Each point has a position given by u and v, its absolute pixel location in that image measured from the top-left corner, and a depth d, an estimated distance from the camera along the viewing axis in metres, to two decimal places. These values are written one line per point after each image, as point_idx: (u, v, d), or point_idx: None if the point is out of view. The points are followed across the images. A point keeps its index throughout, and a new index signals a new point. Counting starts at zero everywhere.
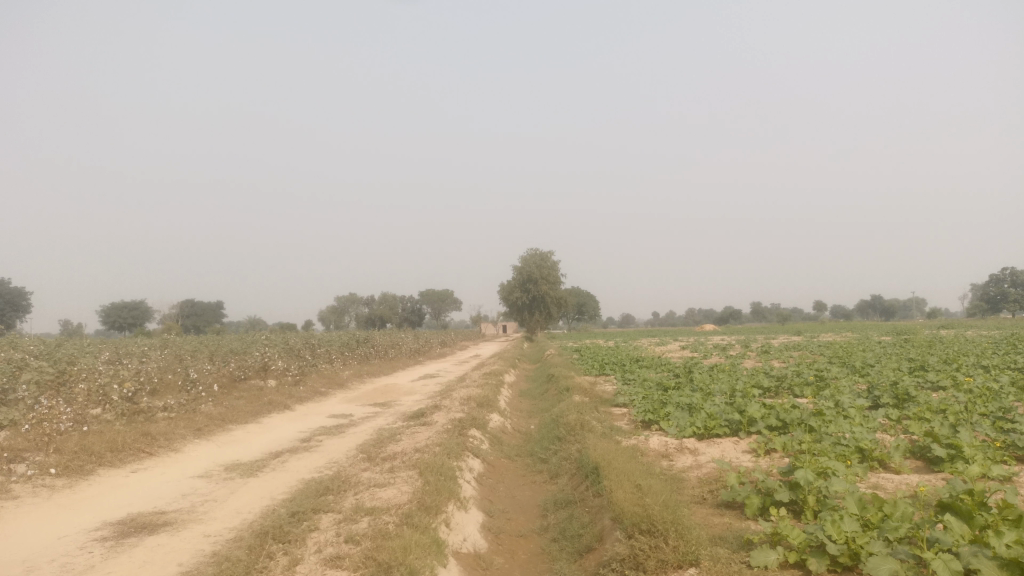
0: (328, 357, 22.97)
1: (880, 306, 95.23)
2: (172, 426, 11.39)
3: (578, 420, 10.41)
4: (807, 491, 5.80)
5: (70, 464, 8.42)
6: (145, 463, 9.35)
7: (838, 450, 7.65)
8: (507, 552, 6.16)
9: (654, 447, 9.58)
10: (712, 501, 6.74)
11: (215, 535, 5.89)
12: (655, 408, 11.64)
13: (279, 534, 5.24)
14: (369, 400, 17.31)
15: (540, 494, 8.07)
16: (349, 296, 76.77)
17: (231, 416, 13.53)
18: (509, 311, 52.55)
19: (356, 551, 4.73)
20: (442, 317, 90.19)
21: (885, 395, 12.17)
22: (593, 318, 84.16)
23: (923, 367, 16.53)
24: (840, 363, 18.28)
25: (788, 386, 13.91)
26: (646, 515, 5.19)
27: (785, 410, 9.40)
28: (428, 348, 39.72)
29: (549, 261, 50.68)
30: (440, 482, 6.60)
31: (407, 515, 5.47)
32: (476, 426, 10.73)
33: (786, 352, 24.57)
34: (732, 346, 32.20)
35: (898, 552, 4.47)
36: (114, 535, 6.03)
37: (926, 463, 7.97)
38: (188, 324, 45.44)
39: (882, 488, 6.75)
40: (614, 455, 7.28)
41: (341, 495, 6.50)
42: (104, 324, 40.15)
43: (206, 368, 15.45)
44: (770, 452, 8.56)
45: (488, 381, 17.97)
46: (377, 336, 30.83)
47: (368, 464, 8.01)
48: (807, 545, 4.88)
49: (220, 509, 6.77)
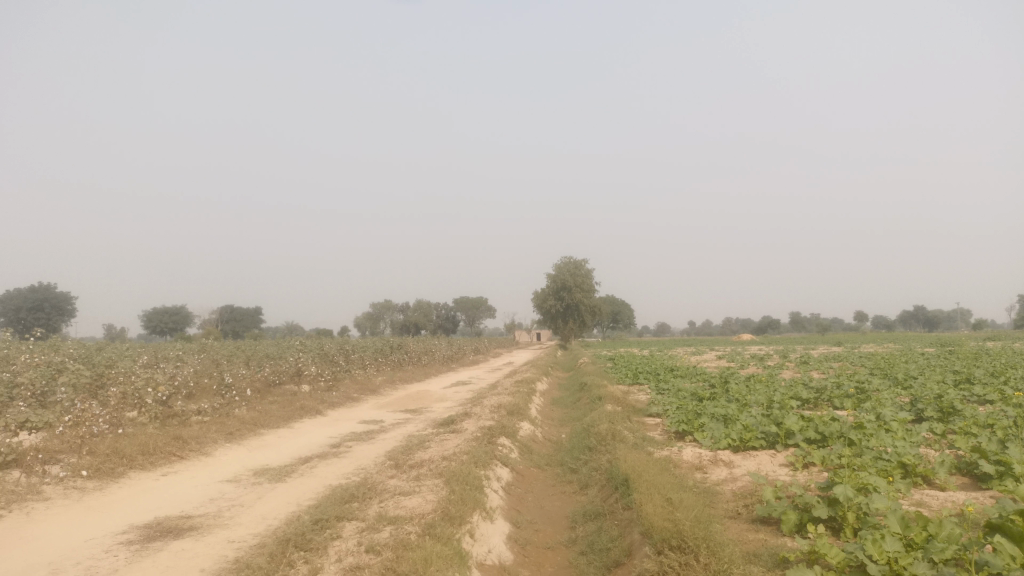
0: (362, 363, 23.04)
1: (924, 317, 93.00)
2: (205, 430, 11.45)
3: (609, 430, 10.23)
4: (847, 508, 5.57)
5: (101, 466, 8.47)
6: (175, 466, 9.40)
7: (880, 465, 7.38)
8: (534, 565, 6.02)
9: (687, 459, 9.37)
10: (746, 516, 6.54)
11: (239, 541, 5.84)
12: (689, 419, 11.40)
13: (301, 542, 5.16)
14: (401, 406, 17.29)
15: (569, 505, 7.92)
16: (384, 303, 77.21)
17: (263, 420, 13.58)
18: (543, 319, 52.33)
19: (376, 562, 4.62)
20: (476, 324, 90.26)
21: (929, 408, 11.79)
22: (627, 327, 83.53)
23: (970, 379, 16.01)
24: (881, 375, 17.82)
25: (827, 398, 13.55)
26: (676, 530, 5.01)
27: (824, 422, 9.12)
28: (462, 356, 39.70)
29: (583, 269, 50.38)
30: (467, 492, 6.49)
31: (430, 526, 5.36)
32: (506, 435, 10.62)
33: (826, 363, 24.04)
34: (770, 356, 31.63)
35: (943, 575, 4.24)
36: (139, 539, 6.01)
37: (973, 479, 7.65)
38: (227, 329, 46.03)
39: (926, 505, 6.49)
40: (645, 467, 7.11)
41: (366, 502, 6.43)
42: (146, 328, 40.86)
43: (241, 372, 15.57)
44: (808, 466, 8.30)
45: (520, 389, 17.83)
46: (410, 342, 30.89)
47: (395, 471, 7.93)
48: (846, 565, 4.66)
49: (245, 515, 6.74)
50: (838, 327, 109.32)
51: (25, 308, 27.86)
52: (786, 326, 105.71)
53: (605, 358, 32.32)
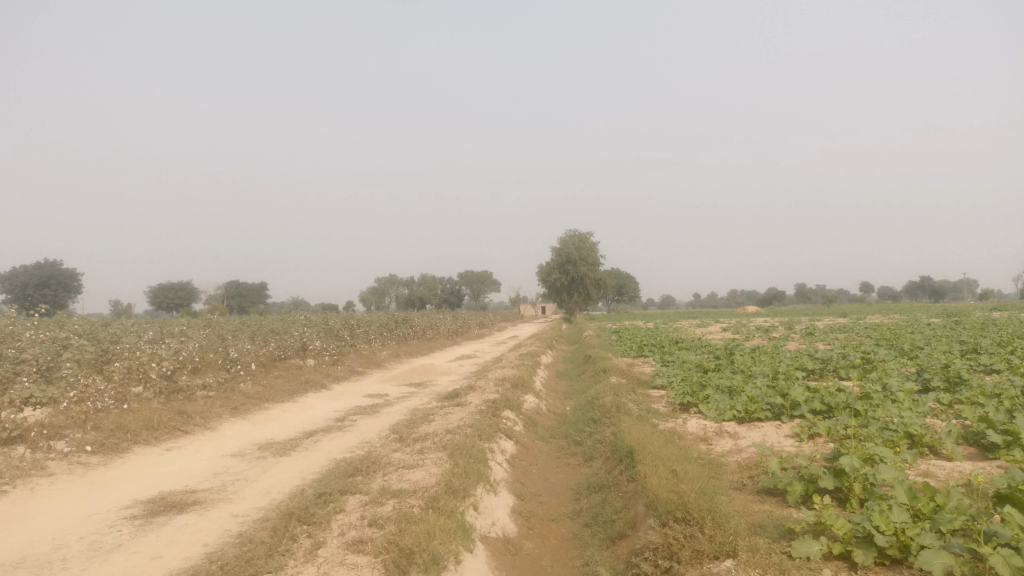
0: (367, 337, 23.05)
1: (930, 288, 92.60)
2: (210, 405, 11.46)
3: (614, 402, 10.19)
4: (853, 478, 5.52)
5: (106, 442, 8.47)
6: (180, 441, 9.39)
7: (886, 436, 7.33)
8: (538, 537, 6.00)
9: (693, 430, 9.33)
10: (752, 488, 6.50)
11: (243, 515, 5.83)
12: (694, 391, 11.35)
13: (304, 516, 5.13)
14: (406, 380, 17.30)
15: (574, 477, 7.90)
16: (389, 278, 77.20)
17: (268, 395, 13.59)
18: (547, 293, 52.24)
19: (379, 535, 4.59)
20: (481, 298, 90.27)
21: (935, 378, 11.73)
22: (632, 300, 83.44)
23: (976, 349, 15.94)
24: (887, 345, 17.74)
25: (833, 368, 13.50)
26: (681, 502, 4.96)
27: (830, 393, 9.06)
28: (467, 330, 39.73)
29: (588, 242, 50.18)
30: (470, 465, 6.46)
31: (433, 499, 5.33)
32: (510, 408, 10.59)
33: (832, 334, 23.93)
34: (775, 327, 31.56)
35: (952, 545, 4.17)
36: (143, 514, 6.01)
37: (980, 449, 7.60)
38: (233, 305, 46.05)
39: (933, 476, 6.44)
40: (650, 439, 7.06)
41: (369, 476, 6.40)
42: (152, 304, 40.91)
43: (245, 347, 15.55)
44: (814, 437, 8.26)
45: (525, 362, 17.80)
46: (415, 316, 30.87)
47: (399, 445, 7.91)
48: (853, 536, 4.60)
49: (249, 489, 6.73)
50: (843, 298, 108.99)
51: (31, 285, 27.86)
52: (791, 298, 105.48)
53: (611, 331, 32.26)
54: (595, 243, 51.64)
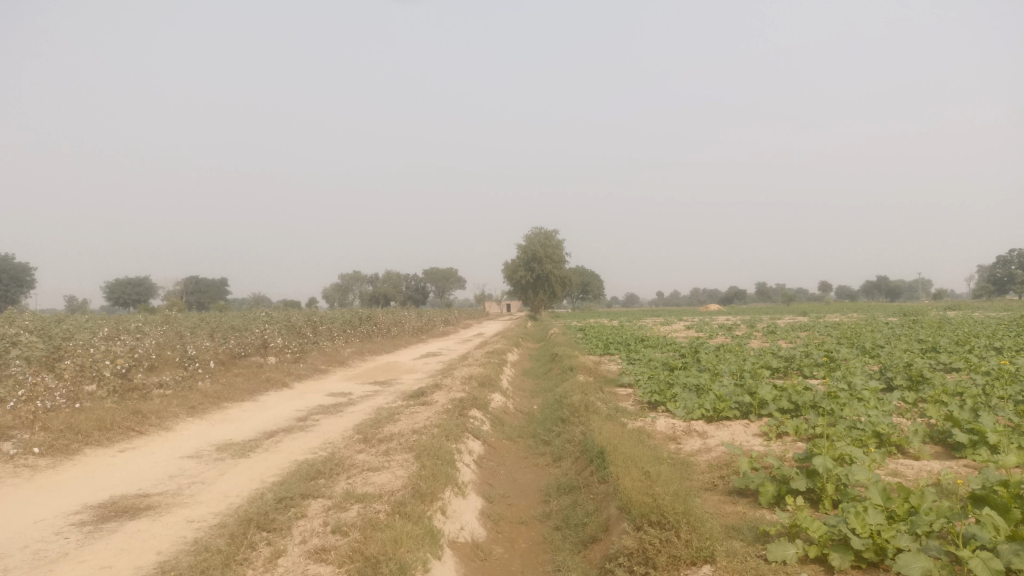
0: (330, 335, 22.66)
1: (887, 287, 94.42)
2: (166, 404, 11.09)
3: (582, 401, 10.06)
4: (826, 479, 5.47)
5: (55, 443, 8.09)
6: (134, 442, 9.04)
7: (854, 435, 7.32)
8: (507, 541, 5.85)
9: (662, 429, 9.26)
10: (723, 488, 6.43)
11: (200, 521, 5.58)
12: (662, 389, 11.30)
13: (264, 522, 4.91)
14: (370, 378, 17.01)
15: (542, 478, 7.76)
16: (352, 275, 76.39)
17: (227, 394, 13.24)
18: (513, 290, 52.11)
19: (343, 543, 4.39)
20: (446, 296, 89.83)
21: (898, 376, 11.83)
22: (597, 297, 83.77)
23: (936, 348, 16.17)
24: (849, 344, 17.94)
25: (797, 367, 13.57)
26: (656, 506, 4.84)
27: (797, 392, 9.04)
28: (432, 327, 39.39)
29: (553, 240, 50.15)
30: (437, 467, 6.27)
31: (400, 503, 5.13)
32: (477, 407, 10.41)
33: (794, 332, 24.18)
34: (737, 326, 31.80)
35: (929, 549, 4.10)
36: (93, 520, 5.72)
37: (947, 448, 7.63)
38: (192, 301, 45.06)
39: (902, 475, 6.42)
40: (621, 439, 6.93)
41: (332, 478, 6.19)
42: (108, 300, 39.88)
43: (204, 344, 15.13)
44: (782, 436, 8.23)
45: (490, 360, 17.63)
46: (380, 313, 30.49)
47: (363, 446, 7.68)
48: (828, 539, 4.52)
49: (206, 493, 6.47)
50: (803, 297, 110.59)
51: None
52: (752, 297, 106.82)
53: (575, 329, 32.26)
54: (561, 241, 51.56)
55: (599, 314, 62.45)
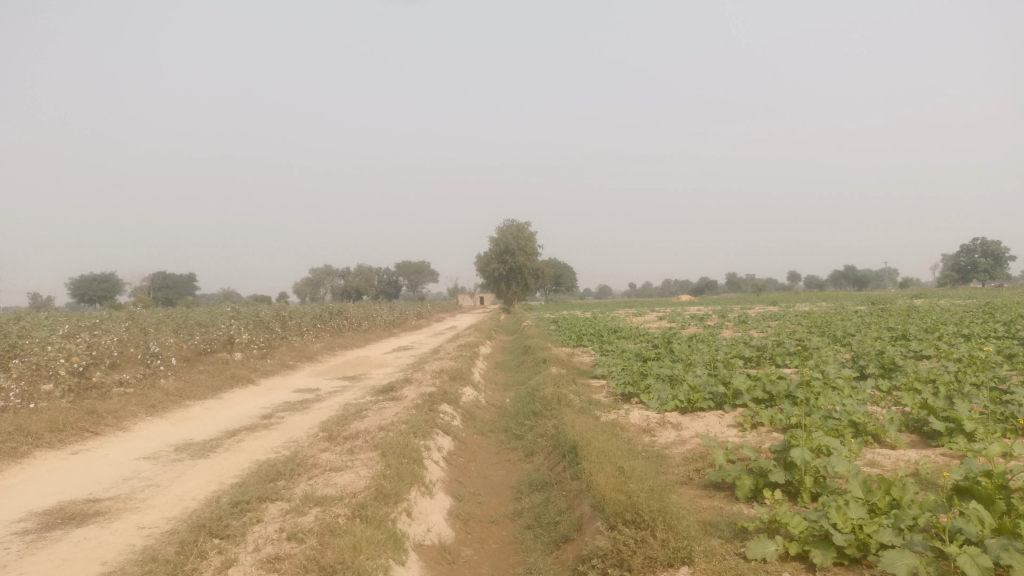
0: (299, 329, 22.24)
1: (855, 277, 95.66)
2: (124, 403, 10.68)
3: (554, 394, 9.86)
4: (804, 471, 5.32)
5: (2, 446, 7.69)
6: (88, 443, 8.65)
7: (830, 425, 7.21)
8: (477, 542, 5.62)
9: (635, 421, 9.09)
10: (699, 482, 6.26)
11: (151, 527, 5.28)
12: (635, 381, 11.14)
13: (216, 528, 4.62)
14: (339, 373, 16.68)
15: (514, 473, 7.55)
16: (324, 269, 75.54)
17: (190, 392, 12.82)
18: (485, 283, 51.83)
19: (299, 551, 4.12)
20: (419, 290, 89.23)
21: (871, 364, 11.79)
22: (570, 290, 83.86)
23: (906, 335, 16.23)
24: (820, 333, 17.95)
25: (769, 356, 13.50)
26: (630, 503, 4.63)
27: (772, 381, 8.91)
28: (404, 321, 38.94)
29: (526, 232, 49.93)
30: (403, 466, 6.02)
31: (361, 507, 4.87)
32: (448, 401, 10.17)
33: (765, 322, 24.26)
34: (709, 316, 31.85)
35: (914, 544, 3.95)
36: (37, 528, 5.38)
37: (923, 436, 7.55)
38: (159, 297, 44.09)
39: (880, 466, 6.31)
40: (594, 432, 6.73)
41: (293, 479, 5.92)
42: (73, 297, 38.90)
43: (168, 340, 14.66)
44: (757, 426, 8.10)
45: (462, 353, 17.35)
46: (351, 307, 30.00)
47: (328, 444, 7.40)
48: (809, 535, 4.35)
49: (161, 496, 6.16)
50: (773, 287, 111.66)
51: None
52: (723, 288, 107.66)
53: (548, 321, 32.08)
54: (534, 233, 51.24)
55: (573, 306, 62.50)
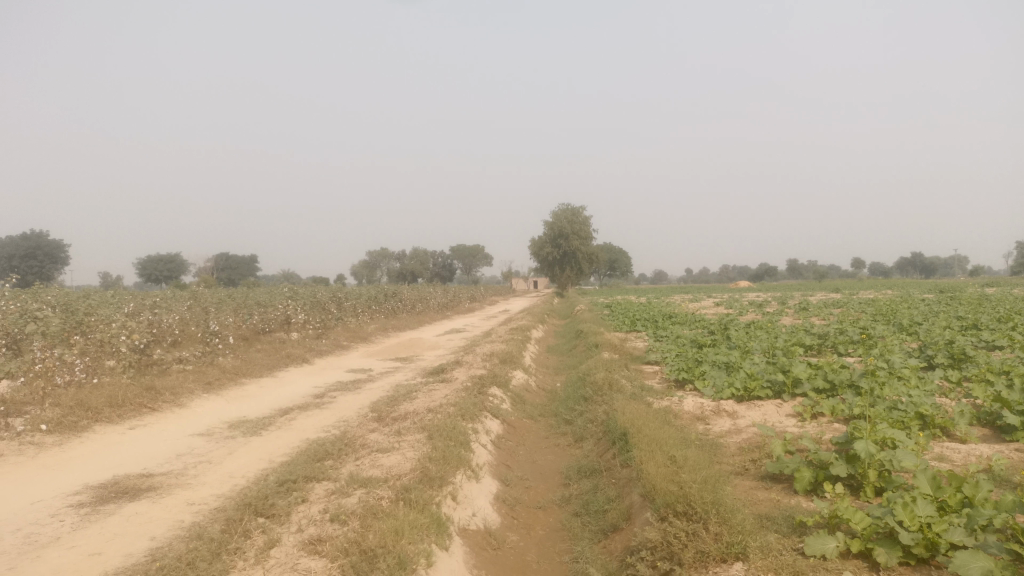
0: (354, 311, 22.48)
1: (921, 264, 92.45)
2: (182, 380, 10.89)
3: (606, 379, 9.68)
4: (867, 465, 5.06)
5: (64, 420, 7.90)
6: (146, 418, 8.83)
7: (895, 416, 6.88)
8: (523, 528, 5.51)
9: (689, 409, 8.86)
10: (755, 473, 6.03)
11: (200, 504, 5.33)
12: (689, 367, 10.89)
13: (261, 507, 4.61)
14: (392, 354, 16.80)
15: (563, 459, 7.43)
16: (380, 251, 76.36)
17: (246, 370, 13.03)
18: (539, 267, 51.66)
19: (341, 533, 4.06)
20: (473, 273, 89.57)
21: (939, 354, 11.27)
22: (625, 274, 82.90)
23: (976, 325, 15.53)
24: (885, 321, 17.31)
25: (831, 344, 13.06)
26: (682, 495, 4.45)
27: (834, 370, 8.58)
28: (457, 303, 39.08)
29: (581, 216, 49.50)
30: (450, 449, 5.94)
31: (405, 490, 4.80)
32: (497, 384, 10.10)
33: (826, 309, 23.53)
34: (766, 303, 31.12)
35: (989, 546, 3.66)
36: (91, 502, 5.47)
37: (996, 431, 7.15)
38: (223, 278, 45.17)
39: (948, 460, 5.99)
40: (646, 420, 6.55)
41: (340, 460, 5.90)
42: (140, 276, 40.13)
43: (226, 319, 14.92)
44: (818, 417, 7.79)
45: (514, 337, 17.27)
46: (405, 289, 30.22)
47: (376, 425, 7.38)
48: (873, 533, 4.10)
49: (212, 473, 6.22)
50: (835, 274, 108.76)
51: (18, 257, 26.26)
52: (783, 274, 105.26)
53: (601, 306, 31.78)
54: (588, 217, 50.71)
55: (627, 291, 61.94)
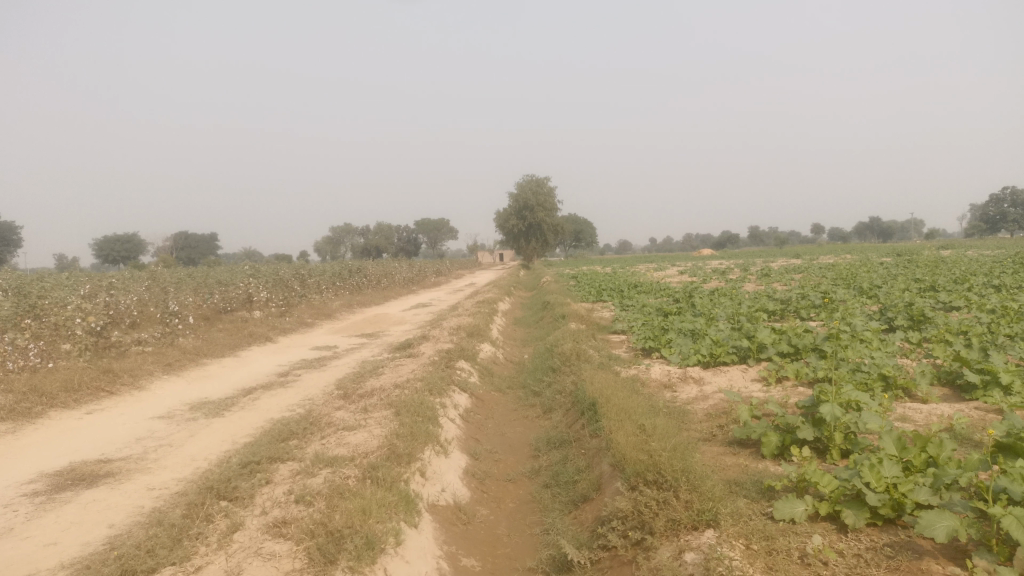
0: (318, 288, 22.19)
1: (879, 228, 94.10)
2: (141, 362, 10.62)
3: (574, 349, 9.66)
4: (833, 428, 5.10)
5: (16, 407, 7.64)
6: (103, 403, 8.60)
7: (859, 378, 6.97)
8: (493, 502, 5.47)
9: (656, 376, 8.89)
10: (722, 438, 6.06)
11: (161, 489, 5.19)
12: (656, 336, 10.92)
13: (223, 490, 4.50)
14: (357, 331, 16.62)
15: (532, 431, 7.40)
16: (344, 227, 75.42)
17: (208, 350, 12.78)
18: (505, 239, 51.50)
19: (306, 515, 3.97)
20: (438, 247, 89.08)
21: (899, 316, 11.45)
22: (590, 245, 83.07)
23: (934, 287, 15.83)
24: (846, 285, 17.60)
25: (794, 309, 13.21)
26: (652, 463, 4.43)
27: (798, 334, 8.66)
28: (423, 278, 38.81)
29: (545, 187, 49.34)
30: (417, 424, 5.86)
31: (372, 468, 4.71)
32: (465, 357, 10.03)
33: (788, 275, 23.80)
34: (730, 270, 31.40)
35: (954, 505, 3.70)
36: (46, 490, 5.29)
37: (956, 390, 7.28)
38: (181, 257, 44.23)
39: (911, 420, 6.08)
40: (614, 389, 6.53)
41: (305, 439, 5.79)
42: (97, 258, 39.16)
43: (185, 299, 14.59)
44: (783, 381, 7.87)
45: (480, 310, 17.17)
46: (369, 264, 29.88)
47: (342, 402, 7.27)
48: (841, 495, 4.13)
49: (173, 456, 6.07)
50: (796, 241, 110.35)
51: None
52: (745, 241, 106.43)
53: (567, 277, 31.78)
54: (553, 188, 50.55)
55: (592, 261, 62.17)
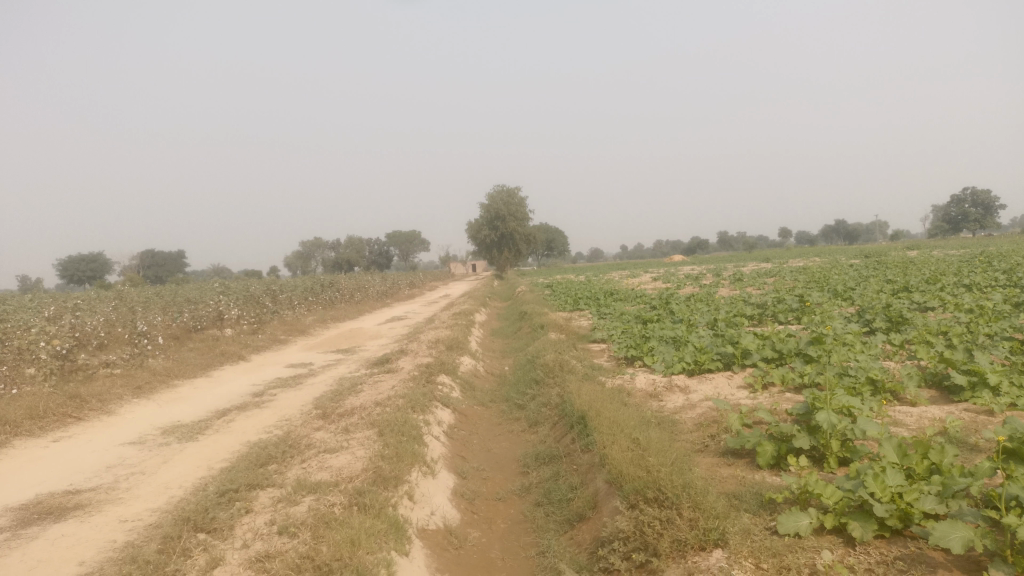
0: (291, 303, 21.80)
1: (846, 231, 95.36)
2: (109, 386, 10.25)
3: (556, 360, 9.50)
4: (830, 435, 4.99)
5: None
6: (70, 429, 8.25)
7: (847, 382, 6.89)
8: (484, 523, 5.28)
9: (642, 386, 8.77)
10: (715, 449, 5.93)
11: (135, 521, 4.91)
12: (638, 344, 10.79)
13: (200, 522, 4.25)
14: (332, 346, 16.30)
15: (518, 446, 7.22)
16: (314, 241, 74.62)
17: (179, 371, 12.40)
18: (477, 250, 51.26)
19: (291, 547, 3.75)
20: (411, 259, 88.59)
21: (878, 318, 11.47)
22: (562, 254, 83.08)
23: (907, 287, 15.95)
24: (819, 288, 17.65)
25: (772, 313, 13.20)
26: (651, 480, 4.28)
27: (781, 339, 8.58)
28: (397, 292, 38.44)
29: (517, 198, 49.26)
30: (401, 444, 5.65)
31: (359, 493, 4.50)
32: (445, 372, 9.81)
33: (761, 279, 23.91)
34: (703, 275, 31.45)
35: (965, 515, 3.59)
36: (11, 525, 4.99)
37: (943, 392, 7.23)
38: (149, 275, 43.35)
39: (903, 425, 6.00)
40: (602, 401, 6.38)
41: (286, 463, 5.55)
42: (61, 278, 38.21)
43: (154, 319, 14.19)
44: (769, 387, 7.77)
45: (457, 321, 16.93)
46: (342, 279, 29.50)
47: (321, 423, 7.02)
48: (845, 506, 4.00)
49: (146, 484, 5.79)
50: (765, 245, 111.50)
51: None
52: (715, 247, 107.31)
53: (543, 286, 31.67)
54: (524, 198, 50.45)
55: (565, 270, 62.17)
